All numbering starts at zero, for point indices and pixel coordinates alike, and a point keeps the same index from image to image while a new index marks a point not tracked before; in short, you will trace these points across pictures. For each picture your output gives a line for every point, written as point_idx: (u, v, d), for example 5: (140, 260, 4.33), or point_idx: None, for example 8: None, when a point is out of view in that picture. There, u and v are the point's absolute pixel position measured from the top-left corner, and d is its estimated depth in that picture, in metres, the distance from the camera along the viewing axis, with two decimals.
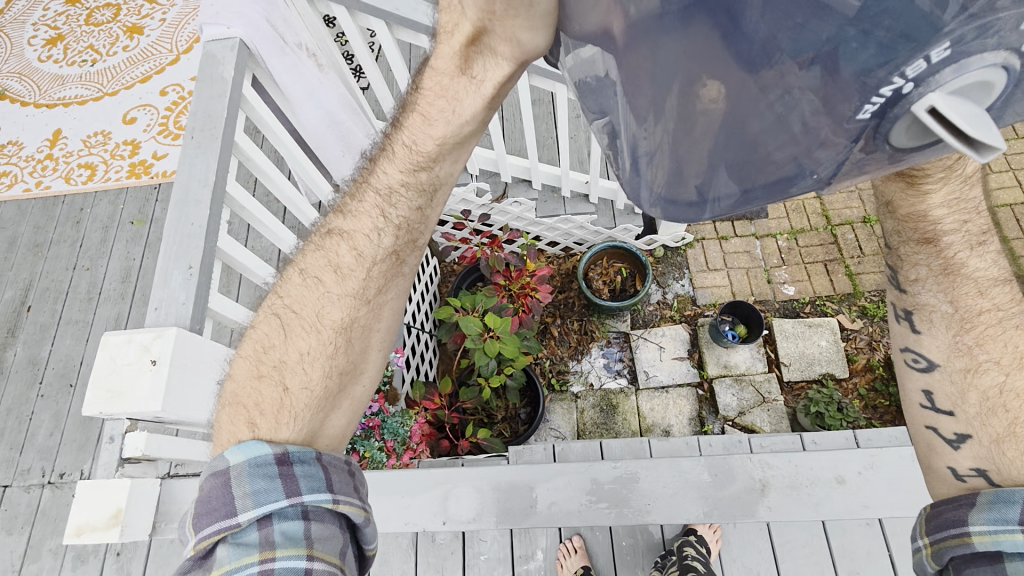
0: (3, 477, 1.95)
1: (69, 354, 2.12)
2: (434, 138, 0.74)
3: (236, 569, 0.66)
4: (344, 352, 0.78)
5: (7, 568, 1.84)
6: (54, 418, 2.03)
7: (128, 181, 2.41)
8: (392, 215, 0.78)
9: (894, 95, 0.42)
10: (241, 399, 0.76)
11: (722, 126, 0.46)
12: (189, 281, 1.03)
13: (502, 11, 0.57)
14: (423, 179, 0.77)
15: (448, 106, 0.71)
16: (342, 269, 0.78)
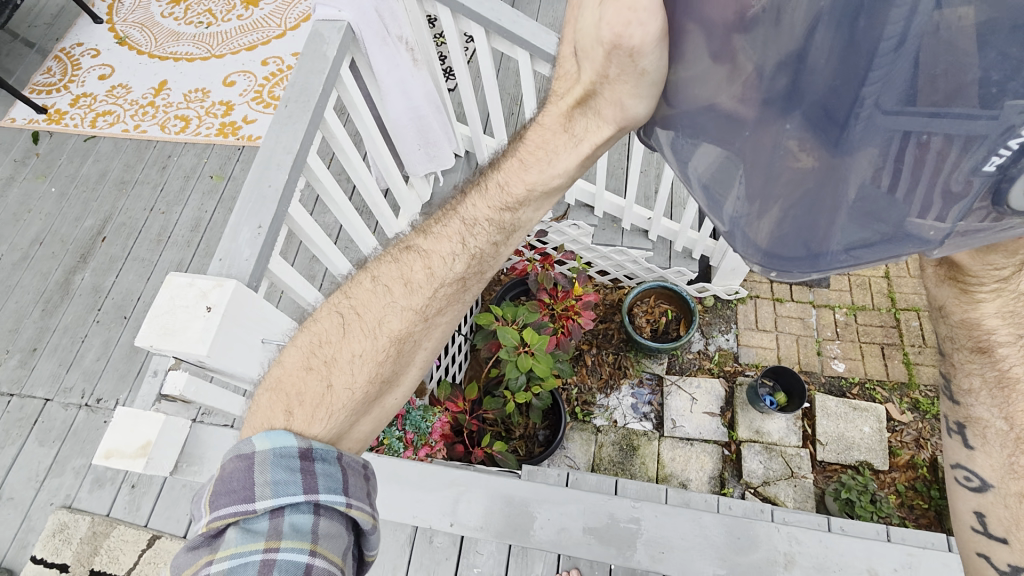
0: (46, 390, 2.07)
1: (130, 288, 2.24)
2: (526, 183, 0.80)
3: (240, 555, 0.65)
4: (392, 361, 0.81)
5: (33, 475, 1.94)
6: (103, 345, 2.13)
7: (216, 139, 2.55)
8: (470, 242, 0.83)
9: (1019, 149, 0.47)
10: (283, 385, 0.79)
11: (814, 191, 0.58)
12: (257, 239, 1.06)
13: (615, 75, 0.66)
14: (506, 219, 0.83)
15: (546, 158, 0.79)
16: (412, 283, 0.83)
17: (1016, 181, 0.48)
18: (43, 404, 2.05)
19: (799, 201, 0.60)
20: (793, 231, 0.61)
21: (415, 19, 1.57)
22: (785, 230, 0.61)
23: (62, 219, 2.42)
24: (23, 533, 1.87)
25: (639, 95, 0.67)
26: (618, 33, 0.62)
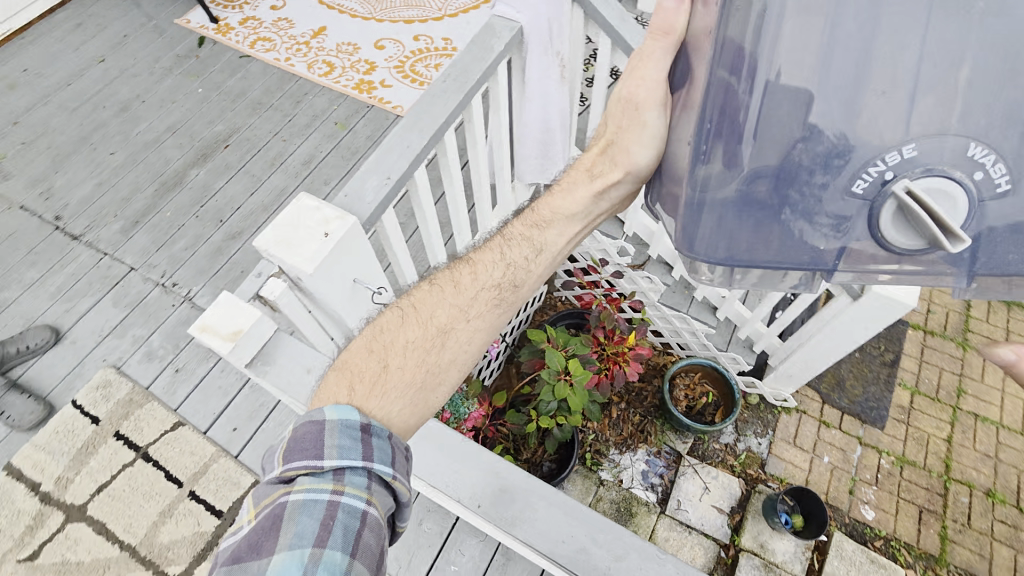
0: (133, 260, 2.24)
1: (232, 197, 2.41)
2: (551, 210, 1.02)
3: (314, 491, 0.71)
4: (437, 351, 0.89)
5: (95, 330, 2.08)
6: (194, 238, 2.29)
7: (351, 91, 2.72)
8: (507, 254, 0.99)
9: (878, 177, 0.66)
10: (348, 365, 0.86)
11: (755, 196, 0.69)
12: (382, 188, 1.13)
13: (626, 125, 0.93)
14: (535, 235, 1.01)
15: (565, 193, 1.02)
16: (460, 284, 0.95)
17: (881, 204, 0.66)
18: (126, 271, 2.21)
19: (743, 202, 0.70)
20: (732, 227, 0.71)
21: (577, 39, 1.64)
22: (726, 224, 0.71)
23: (198, 118, 2.64)
24: (71, 380, 1.97)
25: (644, 142, 0.93)
26: (631, 94, 0.91)
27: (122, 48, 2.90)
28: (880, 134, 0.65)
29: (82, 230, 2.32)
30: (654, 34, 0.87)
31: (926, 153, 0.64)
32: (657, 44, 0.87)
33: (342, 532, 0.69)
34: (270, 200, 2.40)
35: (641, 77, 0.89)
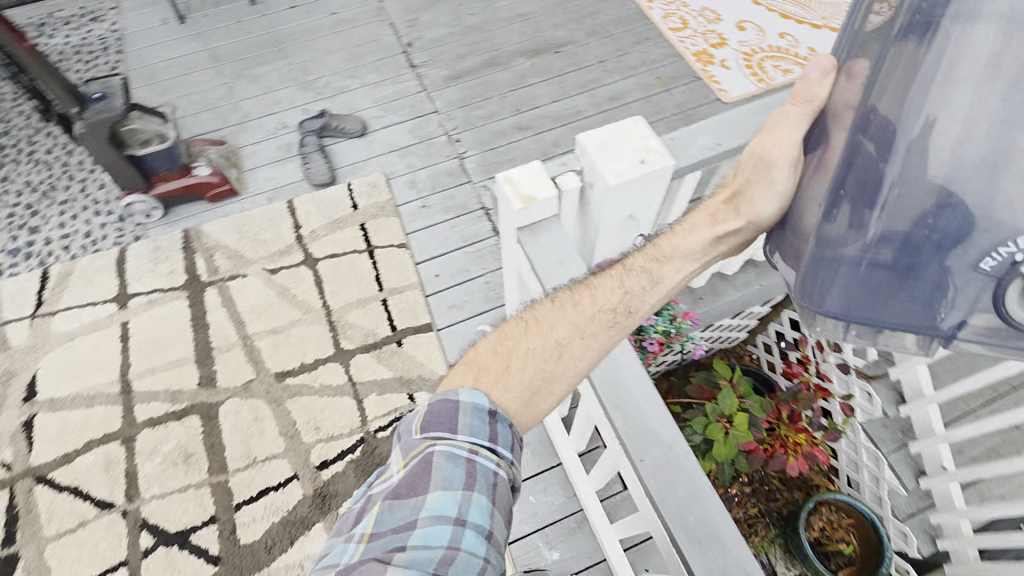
0: (441, 105, 2.44)
1: (535, 95, 2.44)
2: (672, 244, 0.91)
3: (453, 448, 0.74)
4: (556, 363, 0.82)
5: (388, 144, 2.34)
6: (490, 114, 2.40)
7: (688, 56, 2.58)
8: (627, 280, 0.88)
9: (1008, 257, 0.56)
10: (474, 363, 0.84)
11: (865, 271, 0.63)
12: (709, 151, 1.10)
13: (755, 181, 0.81)
14: (654, 267, 0.90)
15: (683, 233, 0.91)
16: (578, 304, 0.86)
17: (1008, 283, 0.57)
18: (428, 112, 2.42)
19: (853, 276, 0.64)
20: (843, 294, 0.66)
21: None
22: (837, 292, 0.66)
23: (548, 18, 2.69)
24: (350, 170, 2.28)
25: (770, 197, 0.80)
26: (766, 151, 0.78)
27: None
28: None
29: (420, 62, 2.58)
30: (795, 99, 0.76)
31: None
32: (796, 110, 0.76)
33: (483, 482, 0.74)
34: (565, 114, 2.38)
35: (777, 136, 0.77)
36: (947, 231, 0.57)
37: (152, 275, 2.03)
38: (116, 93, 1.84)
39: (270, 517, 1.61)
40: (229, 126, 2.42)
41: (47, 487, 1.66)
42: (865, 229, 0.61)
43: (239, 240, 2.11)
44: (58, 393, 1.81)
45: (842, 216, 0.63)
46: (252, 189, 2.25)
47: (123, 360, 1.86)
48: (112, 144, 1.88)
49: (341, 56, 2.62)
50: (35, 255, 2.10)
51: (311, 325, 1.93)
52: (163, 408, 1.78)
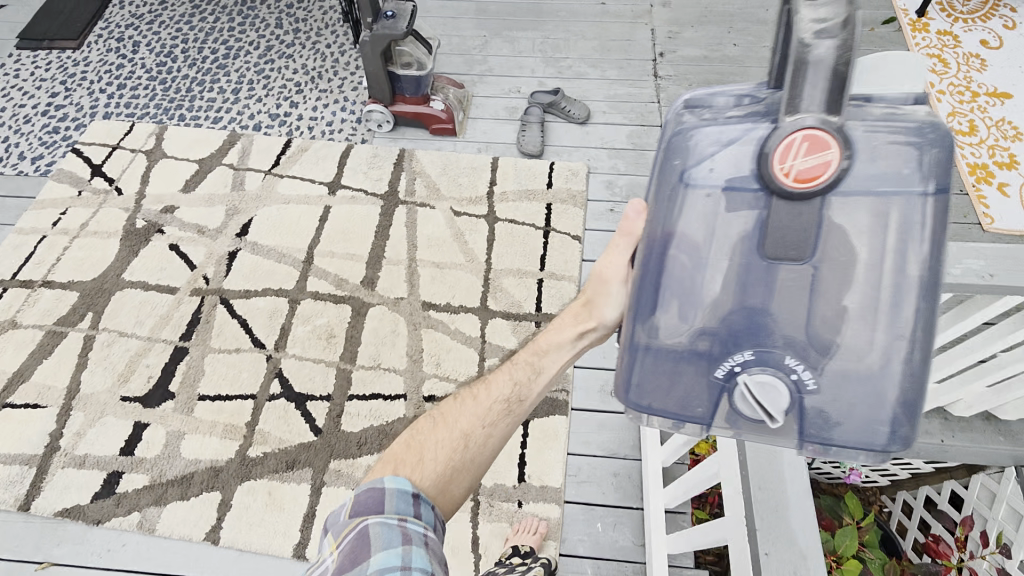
0: None
1: None
2: (547, 339, 1.01)
3: (384, 518, 0.77)
4: (467, 451, 0.88)
5: (603, 141, 2.37)
6: None
7: (963, 165, 2.21)
8: (516, 375, 0.96)
9: (738, 365, 0.73)
10: (394, 456, 0.88)
11: (651, 369, 0.78)
12: (970, 277, 0.99)
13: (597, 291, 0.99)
14: (535, 360, 0.99)
15: (550, 335, 1.02)
16: (477, 395, 0.95)
17: (734, 383, 0.74)
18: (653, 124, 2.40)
19: (650, 370, 0.78)
20: (645, 387, 0.79)
21: None
22: (643, 384, 0.79)
23: None
24: (559, 151, 2.35)
25: (613, 304, 0.98)
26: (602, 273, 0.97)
27: None
28: (751, 332, 0.72)
29: (664, 75, 2.55)
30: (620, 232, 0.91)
31: (767, 349, 0.72)
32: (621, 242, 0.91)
33: (418, 541, 0.77)
34: None
35: (610, 259, 0.95)
36: (717, 322, 0.73)
37: (363, 176, 2.29)
38: (403, 16, 2.08)
39: (372, 419, 1.76)
40: (472, 74, 2.61)
41: (226, 309, 1.98)
42: (653, 333, 0.77)
43: (441, 176, 2.29)
44: (262, 240, 2.13)
45: (644, 307, 0.77)
46: (469, 135, 2.41)
47: (315, 235, 2.14)
48: (382, 57, 2.13)
49: (593, 45, 2.67)
50: (287, 125, 2.47)
51: (468, 274, 2.04)
52: (328, 288, 2.02)
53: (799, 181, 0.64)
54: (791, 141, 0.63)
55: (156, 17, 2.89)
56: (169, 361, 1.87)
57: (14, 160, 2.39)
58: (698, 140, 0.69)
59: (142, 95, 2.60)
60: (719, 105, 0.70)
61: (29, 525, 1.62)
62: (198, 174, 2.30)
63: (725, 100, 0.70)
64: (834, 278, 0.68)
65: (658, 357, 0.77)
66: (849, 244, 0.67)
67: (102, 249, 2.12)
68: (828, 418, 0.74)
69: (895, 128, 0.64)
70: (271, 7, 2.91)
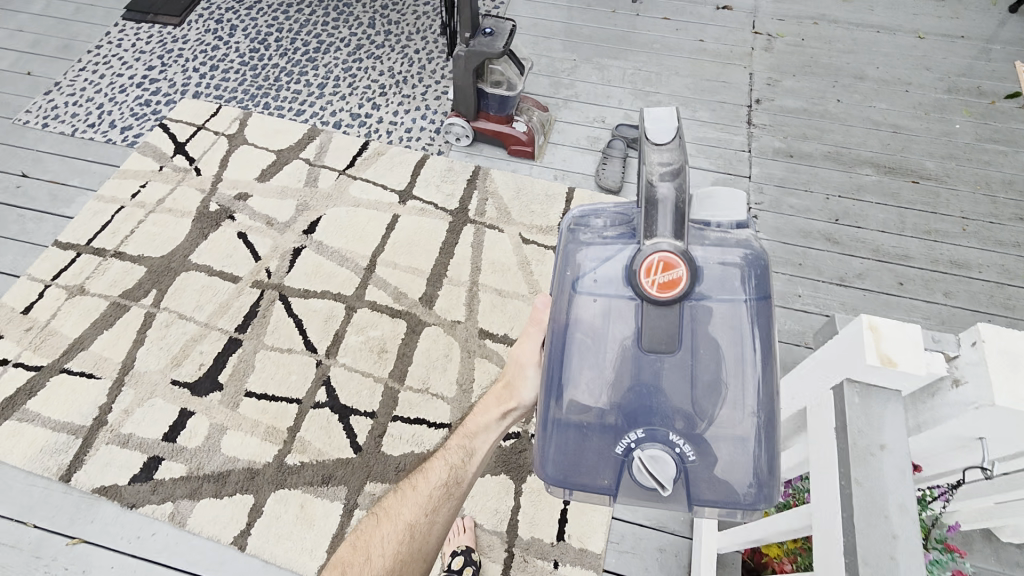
0: (758, 175, 2.29)
1: (864, 215, 2.16)
2: (474, 425, 1.29)
3: None
4: (412, 543, 1.14)
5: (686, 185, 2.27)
6: (803, 208, 2.19)
7: None
8: (450, 461, 1.23)
9: (633, 440, 0.80)
10: (342, 561, 1.14)
11: (561, 450, 0.83)
12: None
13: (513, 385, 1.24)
14: (468, 443, 1.27)
15: (477, 421, 1.29)
16: (416, 487, 1.22)
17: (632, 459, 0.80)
18: (741, 174, 2.29)
19: (560, 449, 0.83)
20: (557, 467, 0.83)
21: None
22: (554, 464, 0.83)
23: (922, 143, 2.34)
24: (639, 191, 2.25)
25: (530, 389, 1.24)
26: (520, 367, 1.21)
27: (950, 42, 2.69)
28: (644, 410, 0.79)
29: (760, 123, 2.43)
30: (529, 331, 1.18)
31: (656, 426, 0.79)
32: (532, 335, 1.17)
33: None
34: (888, 249, 2.07)
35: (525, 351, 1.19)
36: (617, 403, 0.80)
37: (436, 189, 2.25)
38: (501, 34, 2.03)
39: (413, 445, 1.71)
40: (558, 98, 2.55)
41: (284, 306, 1.96)
42: (560, 416, 0.82)
43: (514, 199, 2.23)
44: (328, 241, 2.11)
45: (552, 395, 0.83)
46: (546, 160, 2.34)
47: (380, 244, 2.11)
48: (473, 74, 2.08)
49: (687, 82, 2.59)
50: (367, 127, 2.46)
51: (530, 306, 1.97)
52: (386, 300, 1.98)
53: (662, 290, 0.77)
54: (652, 261, 0.77)
55: (255, 3, 2.95)
56: (222, 351, 1.87)
57: (105, 127, 2.46)
58: (587, 248, 0.82)
59: (231, 79, 2.64)
60: (594, 223, 0.85)
61: (68, 497, 1.63)
62: (275, 165, 2.31)
63: (598, 219, 0.85)
64: (700, 364, 0.79)
65: (566, 440, 0.82)
66: (710, 335, 0.79)
67: (174, 227, 2.15)
68: (706, 492, 0.81)
69: (727, 249, 0.80)
70: (366, 6, 2.92)
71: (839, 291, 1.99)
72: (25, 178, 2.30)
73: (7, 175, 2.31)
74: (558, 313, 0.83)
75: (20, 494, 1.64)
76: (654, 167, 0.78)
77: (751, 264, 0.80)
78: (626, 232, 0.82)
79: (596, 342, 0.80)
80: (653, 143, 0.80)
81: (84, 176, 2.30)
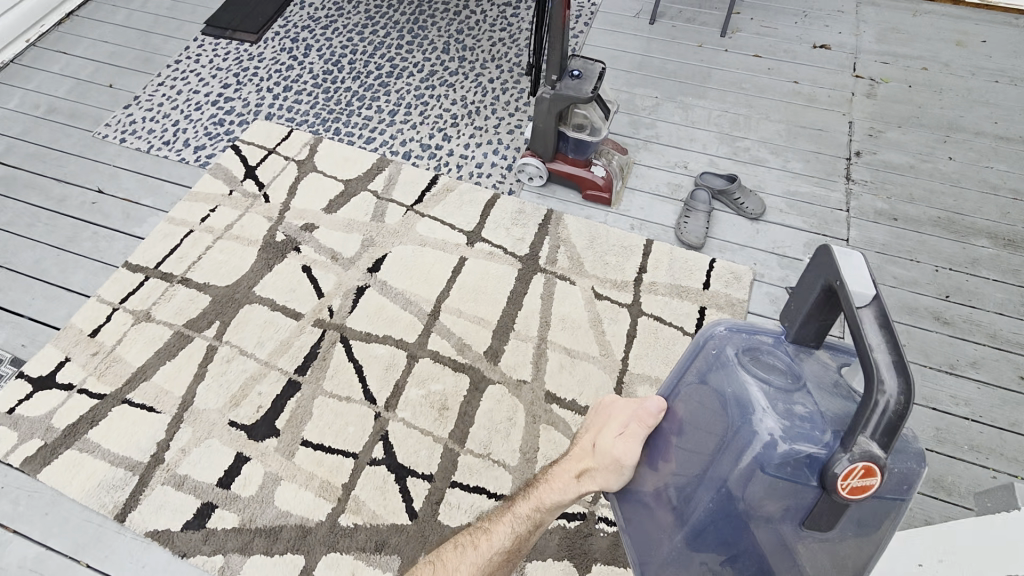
0: (857, 238, 2.11)
1: (981, 293, 1.97)
2: (550, 497, 1.10)
3: None
4: None
5: (778, 245, 2.10)
6: (910, 280, 2.01)
7: None
8: (517, 527, 1.14)
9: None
10: None
11: (690, 563, 0.93)
12: None
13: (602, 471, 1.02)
14: (535, 516, 1.12)
15: (553, 493, 1.09)
16: (478, 545, 1.17)
17: None
18: (840, 236, 2.11)
19: (690, 560, 0.93)
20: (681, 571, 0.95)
21: None
22: (681, 567, 0.94)
23: None
24: (724, 247, 2.10)
25: (617, 478, 1.02)
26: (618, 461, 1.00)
27: None
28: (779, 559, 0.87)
29: (858, 179, 2.25)
30: (641, 423, 1.00)
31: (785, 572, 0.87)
32: (639, 430, 1.00)
33: None
34: (1007, 335, 1.88)
35: (626, 447, 1.00)
36: (756, 548, 0.87)
37: (505, 232, 2.15)
38: (590, 78, 1.91)
39: (471, 516, 1.61)
40: (638, 138, 2.42)
41: (345, 349, 1.90)
42: (699, 539, 0.91)
43: (587, 248, 2.11)
44: (392, 281, 2.04)
45: (695, 525, 0.90)
46: (623, 207, 2.21)
47: (445, 288, 2.02)
48: (557, 117, 1.98)
49: (778, 128, 2.42)
50: (437, 159, 2.39)
51: (601, 369, 1.84)
52: (449, 351, 1.89)
53: (852, 491, 0.73)
54: (853, 467, 0.71)
55: (331, 23, 2.93)
56: (280, 394, 1.82)
57: (179, 146, 2.47)
58: (763, 410, 0.84)
59: (304, 101, 2.62)
60: (766, 379, 0.87)
61: (121, 538, 1.60)
62: (343, 196, 2.26)
63: (772, 374, 0.88)
64: (844, 538, 0.84)
65: (698, 557, 0.92)
66: (860, 520, 0.82)
67: (240, 255, 2.12)
68: None
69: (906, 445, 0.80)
70: (442, 31, 2.86)
71: (950, 380, 1.80)
72: (101, 195, 2.33)
73: (84, 190, 2.35)
74: (720, 461, 0.87)
75: (76, 530, 1.62)
76: (876, 348, 0.67)
77: (923, 468, 0.79)
78: (805, 403, 0.83)
79: (753, 502, 0.85)
80: (858, 308, 0.70)
81: (156, 196, 2.31)
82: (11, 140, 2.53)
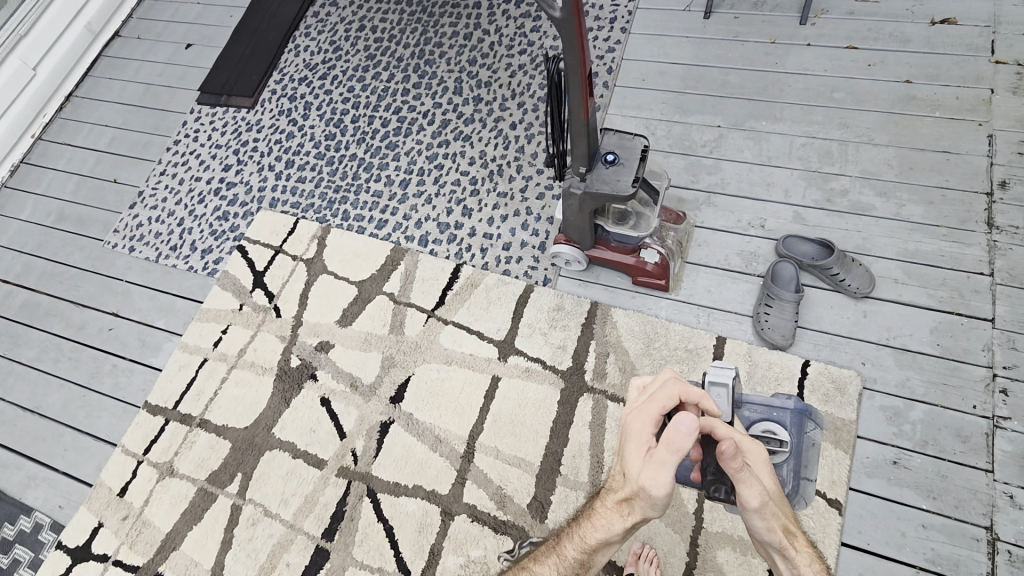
0: (1008, 317, 1.60)
1: None
2: (596, 539, 1.18)
3: None
4: None
5: (893, 332, 1.63)
6: None
7: None
8: (563, 570, 1.21)
9: None
10: None
11: None
12: None
13: (638, 503, 1.09)
14: (583, 549, 1.20)
15: (599, 527, 1.17)
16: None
17: None
18: (982, 316, 1.61)
19: None
20: None
21: None
22: None
23: None
24: (820, 342, 1.66)
25: (648, 508, 1.09)
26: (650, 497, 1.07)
27: None
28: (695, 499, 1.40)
29: (1005, 225, 1.70)
30: (666, 446, 1.05)
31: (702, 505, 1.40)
32: (667, 455, 1.05)
33: None
34: None
35: (652, 482, 1.06)
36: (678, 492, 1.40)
37: (541, 340, 1.81)
38: (629, 160, 1.49)
39: None
40: (699, 190, 1.94)
41: (373, 505, 1.70)
42: None
43: (643, 354, 1.73)
44: (419, 414, 1.79)
45: None
46: (685, 293, 1.80)
47: (478, 420, 1.75)
48: (591, 212, 1.58)
49: (886, 155, 1.86)
50: (458, 242, 2.05)
51: (669, 526, 1.53)
52: (487, 504, 1.64)
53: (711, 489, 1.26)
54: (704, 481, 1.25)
55: (329, 70, 2.57)
56: (309, 563, 1.66)
57: (186, 251, 2.29)
58: None
59: (308, 178, 2.34)
60: None
61: None
62: (357, 303, 2.01)
63: None
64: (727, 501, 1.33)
65: None
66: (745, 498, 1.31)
67: (256, 388, 1.94)
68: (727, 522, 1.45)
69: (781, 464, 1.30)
70: (451, 62, 2.44)
71: None
72: (116, 319, 2.21)
73: (100, 314, 2.24)
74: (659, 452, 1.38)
75: None
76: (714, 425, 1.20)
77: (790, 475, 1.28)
78: None
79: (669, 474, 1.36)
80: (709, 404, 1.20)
81: (169, 317, 2.16)
82: (28, 258, 2.45)
